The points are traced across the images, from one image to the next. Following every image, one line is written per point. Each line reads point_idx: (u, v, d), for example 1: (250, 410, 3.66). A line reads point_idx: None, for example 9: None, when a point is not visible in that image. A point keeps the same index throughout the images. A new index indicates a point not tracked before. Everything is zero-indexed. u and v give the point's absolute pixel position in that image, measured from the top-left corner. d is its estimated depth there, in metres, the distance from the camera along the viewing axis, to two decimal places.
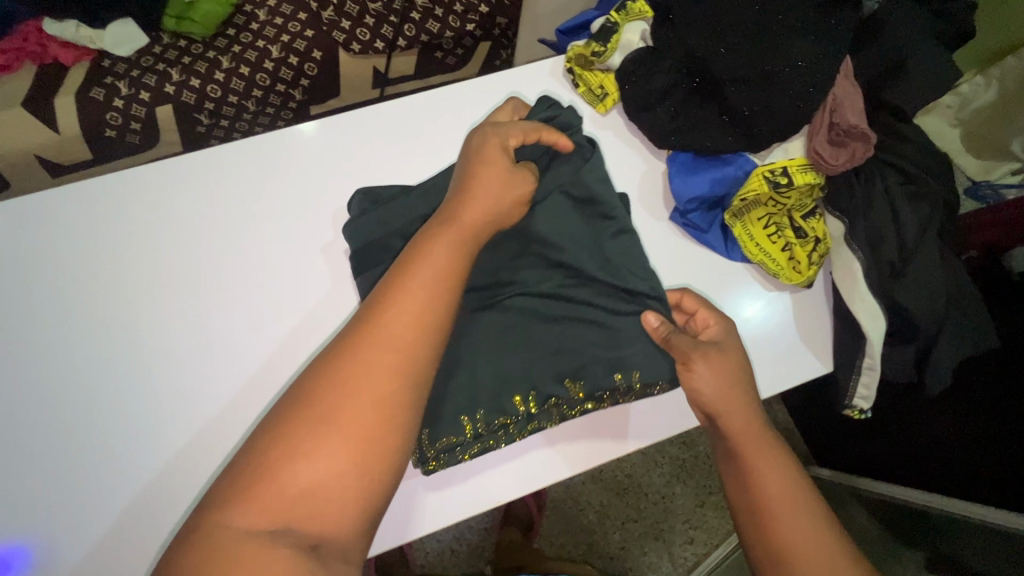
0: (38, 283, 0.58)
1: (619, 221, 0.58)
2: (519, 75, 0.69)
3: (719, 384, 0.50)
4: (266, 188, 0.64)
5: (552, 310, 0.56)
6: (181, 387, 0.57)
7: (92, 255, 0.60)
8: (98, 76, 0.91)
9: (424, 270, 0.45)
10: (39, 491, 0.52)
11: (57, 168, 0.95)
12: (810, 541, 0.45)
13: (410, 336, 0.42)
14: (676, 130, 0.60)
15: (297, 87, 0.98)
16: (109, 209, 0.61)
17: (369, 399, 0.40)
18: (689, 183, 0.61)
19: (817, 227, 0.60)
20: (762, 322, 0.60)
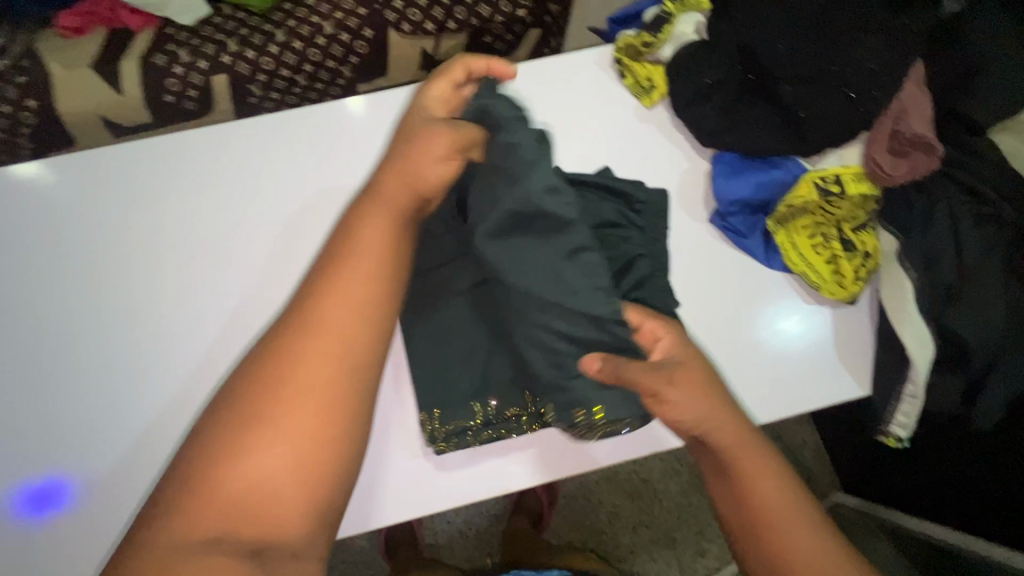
0: (61, 245, 0.60)
1: (574, 234, 0.48)
2: (563, 61, 0.66)
3: (700, 404, 0.46)
4: (281, 171, 0.63)
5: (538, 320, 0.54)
6: (211, 351, 0.58)
7: (135, 217, 0.61)
8: (162, 43, 0.94)
9: (373, 235, 0.43)
10: (53, 446, 0.54)
11: (120, 129, 1.00)
12: (810, 550, 0.44)
13: (360, 328, 0.41)
14: (723, 129, 0.58)
15: (346, 64, 0.99)
16: (130, 178, 0.62)
17: (312, 386, 0.39)
18: (733, 184, 0.58)
19: (867, 241, 0.56)
20: (789, 343, 0.58)
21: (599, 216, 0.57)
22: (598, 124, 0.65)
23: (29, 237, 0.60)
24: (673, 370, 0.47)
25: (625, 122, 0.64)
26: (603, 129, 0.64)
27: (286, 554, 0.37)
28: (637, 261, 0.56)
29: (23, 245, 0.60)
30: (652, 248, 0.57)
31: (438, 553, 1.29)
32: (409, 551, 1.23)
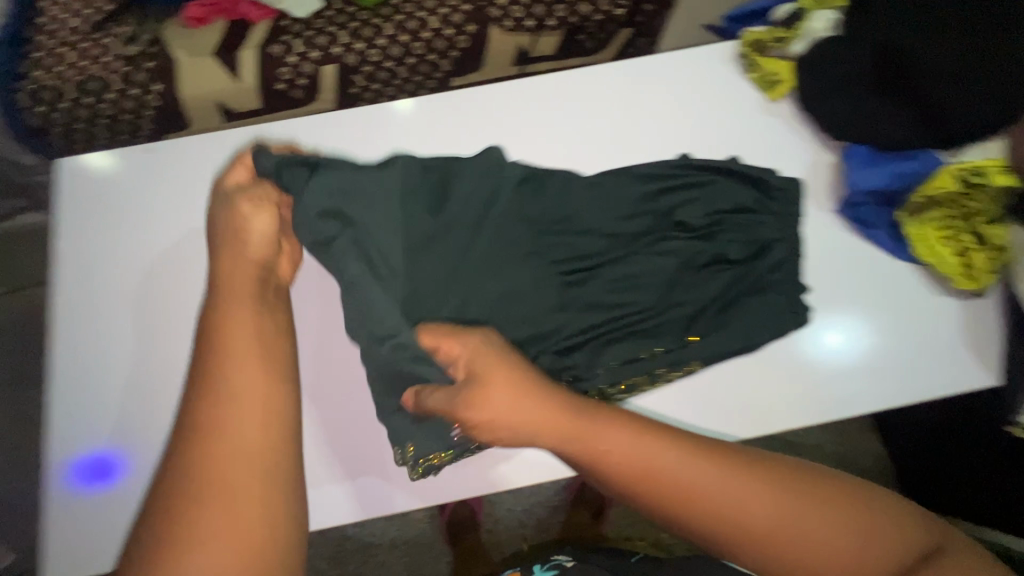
0: (150, 224, 0.68)
1: (315, 231, 0.58)
2: (686, 56, 0.69)
3: (530, 427, 0.47)
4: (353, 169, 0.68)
5: (676, 287, 0.61)
6: None
7: (177, 209, 0.68)
8: (278, 33, 1.00)
9: (240, 323, 0.50)
10: (124, 397, 0.63)
11: (231, 114, 1.06)
12: (766, 514, 0.42)
13: (260, 431, 0.44)
14: (853, 122, 0.60)
15: (445, 58, 1.03)
16: (173, 172, 0.69)
17: (239, 440, 0.43)
18: (867, 174, 0.60)
19: (993, 235, 0.57)
20: (844, 355, 0.60)
21: (735, 203, 0.62)
22: (721, 115, 0.67)
23: (127, 210, 0.68)
24: (476, 392, 0.49)
25: (749, 116, 0.67)
26: (726, 121, 0.67)
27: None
28: (772, 245, 0.60)
29: (118, 217, 0.68)
30: (786, 233, 0.61)
31: (497, 541, 1.31)
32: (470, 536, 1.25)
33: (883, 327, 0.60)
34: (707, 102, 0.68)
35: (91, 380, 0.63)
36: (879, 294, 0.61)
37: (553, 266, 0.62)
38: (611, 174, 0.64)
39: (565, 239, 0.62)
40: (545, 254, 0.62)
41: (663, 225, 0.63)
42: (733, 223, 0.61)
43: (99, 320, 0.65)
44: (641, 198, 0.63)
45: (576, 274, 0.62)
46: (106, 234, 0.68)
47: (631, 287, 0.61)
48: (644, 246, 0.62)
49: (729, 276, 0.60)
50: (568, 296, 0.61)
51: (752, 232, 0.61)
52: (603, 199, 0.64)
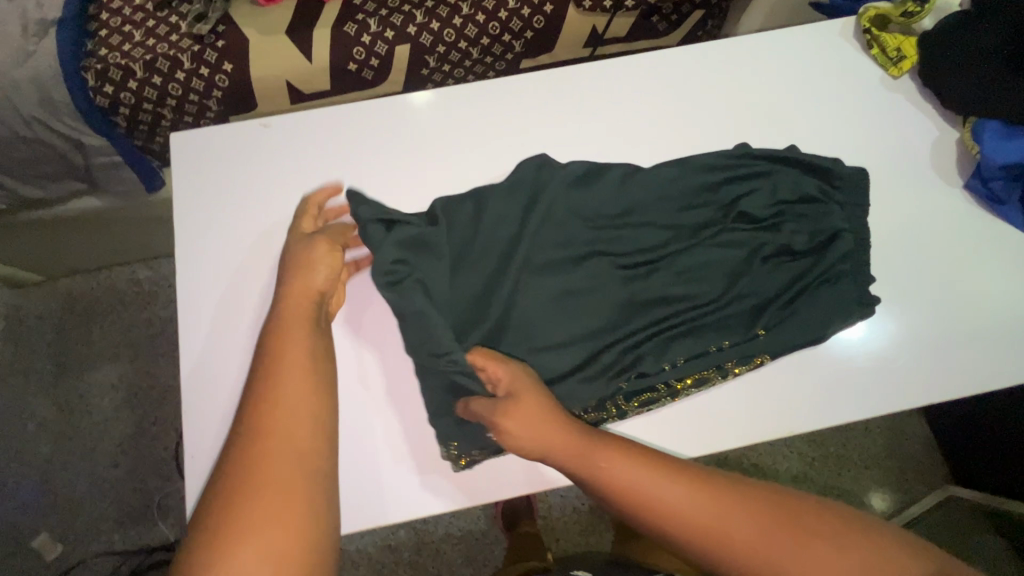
0: (232, 210, 0.66)
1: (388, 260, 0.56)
2: (804, 31, 0.69)
3: (557, 446, 0.51)
4: (416, 155, 0.67)
5: (738, 280, 0.58)
6: None
7: (252, 192, 0.66)
8: (352, 12, 0.98)
9: (296, 337, 0.53)
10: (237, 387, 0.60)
11: (298, 96, 1.04)
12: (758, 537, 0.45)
13: (302, 433, 0.48)
14: (988, 95, 0.60)
15: (519, 39, 1.02)
16: (245, 153, 0.67)
17: (280, 468, 0.45)
18: (1005, 148, 0.59)
19: None
20: (890, 338, 0.60)
21: (800, 192, 0.58)
22: (838, 90, 0.67)
23: (208, 200, 0.66)
24: (510, 408, 0.52)
25: (873, 92, 0.67)
26: (847, 95, 0.67)
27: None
28: (841, 234, 0.57)
29: (198, 207, 0.65)
30: (855, 223, 0.57)
31: (551, 527, 1.28)
32: (528, 523, 1.22)
33: (979, 305, 0.61)
34: (827, 79, 0.67)
35: (200, 375, 0.60)
36: (968, 277, 0.61)
37: (612, 260, 0.60)
38: (670, 164, 0.61)
39: (620, 234, 0.60)
40: (602, 248, 0.60)
41: (723, 218, 0.59)
42: (805, 210, 0.58)
43: (196, 313, 0.62)
44: (698, 189, 0.60)
45: (636, 268, 0.60)
46: (192, 223, 0.65)
47: (693, 279, 0.58)
48: (705, 238, 0.59)
49: (803, 264, 0.57)
50: (629, 290, 0.59)
51: (831, 214, 0.57)
52: (663, 188, 0.60)
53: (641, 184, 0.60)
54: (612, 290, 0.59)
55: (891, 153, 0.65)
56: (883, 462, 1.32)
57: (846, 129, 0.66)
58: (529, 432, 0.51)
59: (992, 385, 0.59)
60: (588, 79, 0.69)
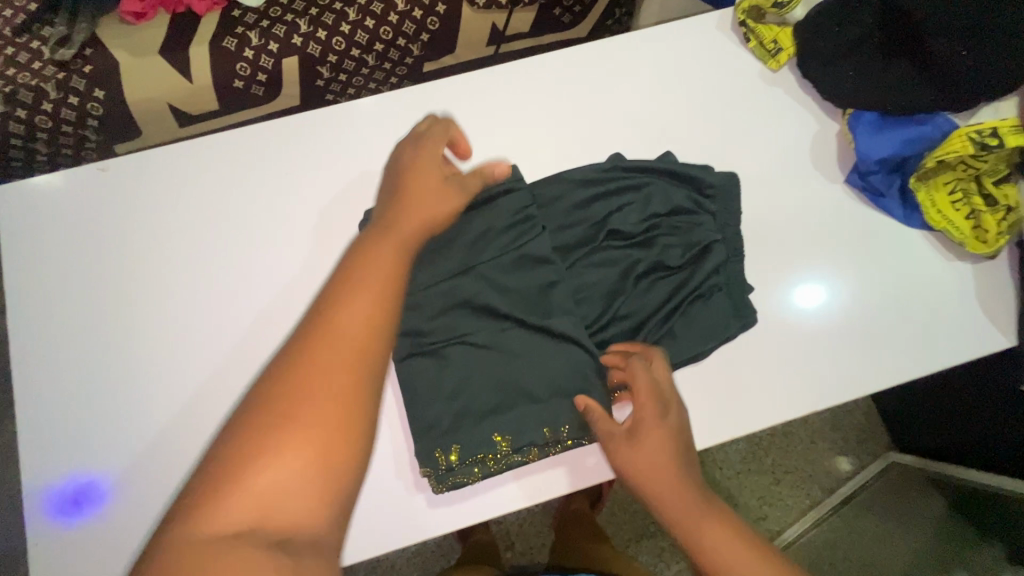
0: (90, 255, 0.63)
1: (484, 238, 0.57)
2: (682, 27, 0.66)
3: (650, 476, 0.49)
4: (300, 189, 0.65)
5: (617, 297, 0.58)
6: (181, 357, 0.60)
7: (111, 234, 0.63)
8: (231, 25, 0.91)
9: (381, 247, 0.46)
10: (91, 440, 0.58)
11: (185, 118, 0.98)
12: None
13: (361, 323, 0.41)
14: (857, 89, 0.58)
15: (416, 42, 0.97)
16: (103, 194, 0.64)
17: (326, 380, 0.39)
18: (876, 142, 0.58)
19: (1010, 194, 0.56)
20: (796, 330, 0.59)
21: (672, 204, 0.60)
22: (720, 86, 0.65)
23: (62, 244, 0.63)
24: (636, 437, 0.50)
25: (754, 88, 0.65)
26: (727, 93, 0.65)
27: (317, 551, 0.36)
28: (712, 246, 0.58)
29: (52, 255, 0.62)
30: (726, 233, 0.59)
31: (507, 532, 1.20)
32: (480, 535, 1.15)
33: (877, 298, 0.60)
34: (706, 75, 0.65)
35: (51, 427, 0.58)
36: (861, 271, 0.60)
37: (502, 283, 0.57)
38: (556, 178, 0.61)
39: (516, 256, 0.57)
40: (493, 269, 0.57)
41: (599, 234, 0.60)
42: (678, 222, 0.60)
43: (56, 366, 0.60)
44: (577, 208, 0.60)
45: (527, 289, 0.57)
46: (44, 269, 0.62)
47: (577, 301, 0.58)
48: (588, 257, 0.59)
49: (678, 277, 0.59)
50: (520, 314, 0.56)
51: (703, 224, 0.59)
52: (542, 206, 0.60)
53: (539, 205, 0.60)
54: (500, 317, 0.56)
55: (772, 152, 0.63)
56: (828, 436, 1.33)
57: (727, 129, 0.64)
58: (651, 457, 0.49)
59: (892, 382, 0.58)
60: (462, 95, 0.66)
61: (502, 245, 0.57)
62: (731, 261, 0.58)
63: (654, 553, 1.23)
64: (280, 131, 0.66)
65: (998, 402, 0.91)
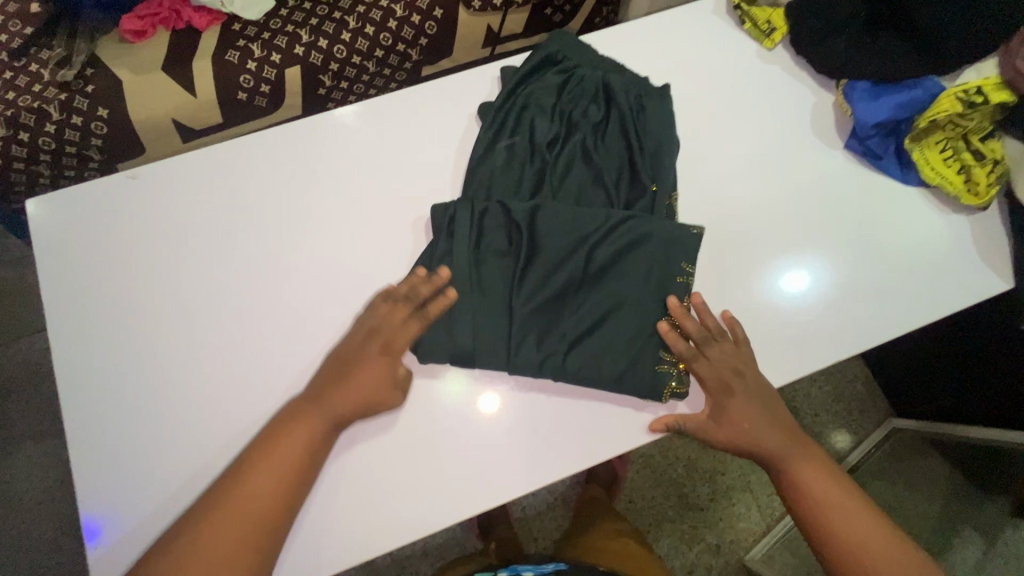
0: (119, 267, 0.62)
1: (492, 236, 0.60)
2: (680, 13, 0.70)
3: (745, 420, 0.56)
4: (321, 179, 0.64)
5: (602, 170, 0.63)
6: (222, 359, 0.60)
7: (138, 245, 0.63)
8: (232, 39, 0.93)
9: (299, 438, 0.54)
10: (136, 457, 0.57)
11: (189, 133, 0.98)
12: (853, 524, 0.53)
13: (293, 460, 0.53)
14: (850, 61, 0.63)
15: (415, 47, 0.99)
16: (126, 205, 0.64)
17: (252, 497, 0.51)
18: (873, 107, 0.62)
19: (996, 148, 0.61)
20: (812, 294, 0.62)
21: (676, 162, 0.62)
22: (719, 66, 0.68)
23: (82, 267, 0.62)
24: (733, 389, 0.57)
25: (752, 66, 0.69)
26: (728, 73, 0.68)
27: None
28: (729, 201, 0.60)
29: (80, 270, 0.62)
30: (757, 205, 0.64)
31: (529, 527, 1.20)
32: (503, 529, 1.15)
33: (884, 259, 0.63)
34: (706, 59, 0.69)
35: (91, 454, 0.57)
36: (867, 233, 0.64)
37: (539, 262, 0.60)
38: (482, 158, 0.63)
39: (520, 231, 0.60)
40: (518, 262, 0.60)
41: (542, 153, 0.64)
42: (571, 91, 0.66)
43: (94, 380, 0.59)
44: (520, 154, 0.64)
45: (550, 237, 0.60)
46: (68, 295, 0.61)
47: (585, 201, 0.63)
48: (553, 173, 0.63)
49: (614, 124, 0.65)
50: (576, 256, 0.60)
51: (585, 79, 0.66)
52: (490, 184, 0.63)
53: (501, 166, 0.63)
54: (555, 295, 0.59)
55: (775, 124, 0.67)
56: (831, 407, 1.36)
57: (731, 105, 0.67)
58: (746, 415, 0.56)
59: (894, 334, 0.62)
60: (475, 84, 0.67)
61: (500, 208, 0.60)
62: (646, 98, 0.64)
63: (675, 537, 1.25)
64: (293, 128, 0.65)
65: (991, 359, 0.95)
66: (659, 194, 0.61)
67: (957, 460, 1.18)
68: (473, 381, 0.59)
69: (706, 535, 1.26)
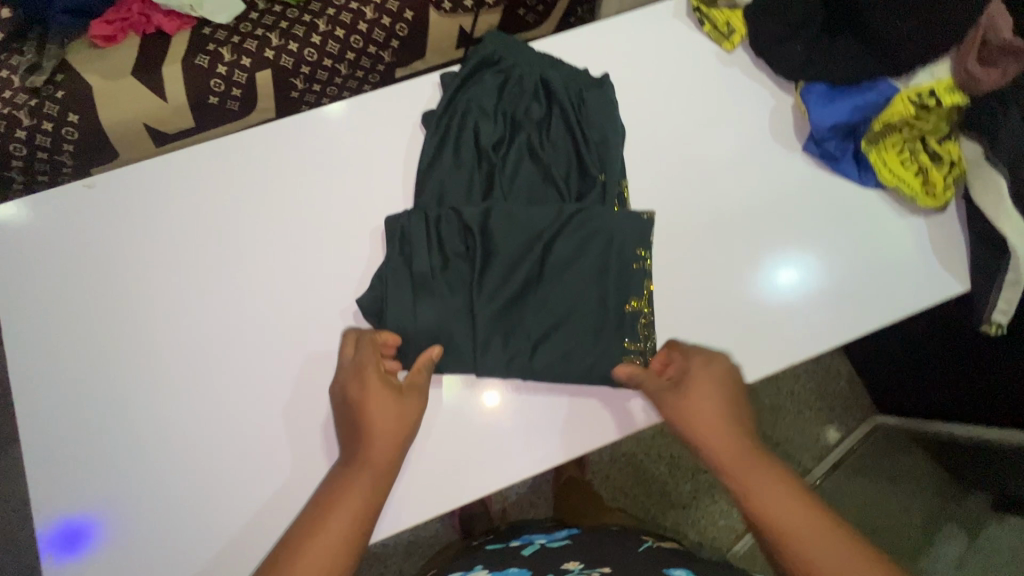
0: (69, 284, 0.62)
1: (446, 242, 0.60)
2: (640, 15, 0.70)
3: (706, 418, 0.54)
4: (271, 187, 0.64)
5: (551, 168, 0.63)
6: (176, 374, 0.60)
7: (87, 259, 0.62)
8: (202, 43, 0.93)
9: (352, 496, 0.51)
10: (95, 469, 0.59)
11: (162, 137, 0.98)
12: (820, 545, 0.45)
13: (343, 540, 0.49)
14: (807, 64, 0.63)
15: (386, 49, 0.99)
16: (71, 217, 0.62)
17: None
18: (829, 110, 0.62)
19: (952, 150, 0.61)
20: (782, 285, 0.63)
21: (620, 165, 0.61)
22: (680, 69, 0.68)
23: (40, 292, 0.62)
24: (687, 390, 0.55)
25: (711, 69, 0.68)
26: (685, 76, 0.68)
27: None
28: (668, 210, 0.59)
29: (28, 284, 0.61)
30: (707, 210, 0.65)
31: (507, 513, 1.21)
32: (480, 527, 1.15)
33: (847, 264, 0.63)
34: (666, 61, 0.68)
35: (54, 466, 0.58)
36: (825, 239, 0.64)
37: (496, 264, 0.59)
38: (431, 167, 0.63)
39: (474, 235, 0.59)
40: (475, 265, 0.59)
41: (489, 156, 0.63)
42: (511, 91, 0.65)
43: (54, 394, 0.60)
44: (472, 156, 0.63)
45: (505, 242, 0.59)
46: (26, 312, 0.61)
47: (537, 199, 0.63)
48: (502, 172, 0.63)
49: (557, 119, 0.64)
50: (531, 258, 0.59)
51: (524, 78, 0.64)
52: (440, 194, 0.62)
53: (453, 175, 0.62)
54: (513, 299, 0.59)
55: (735, 127, 0.67)
56: (815, 404, 1.35)
57: (690, 108, 0.67)
58: (709, 411, 0.54)
59: (856, 333, 0.62)
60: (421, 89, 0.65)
61: (452, 212, 0.60)
62: (587, 91, 0.63)
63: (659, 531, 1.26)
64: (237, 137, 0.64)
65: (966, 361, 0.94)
66: (608, 184, 0.61)
67: (938, 457, 1.18)
68: (467, 387, 0.59)
69: (688, 532, 1.27)
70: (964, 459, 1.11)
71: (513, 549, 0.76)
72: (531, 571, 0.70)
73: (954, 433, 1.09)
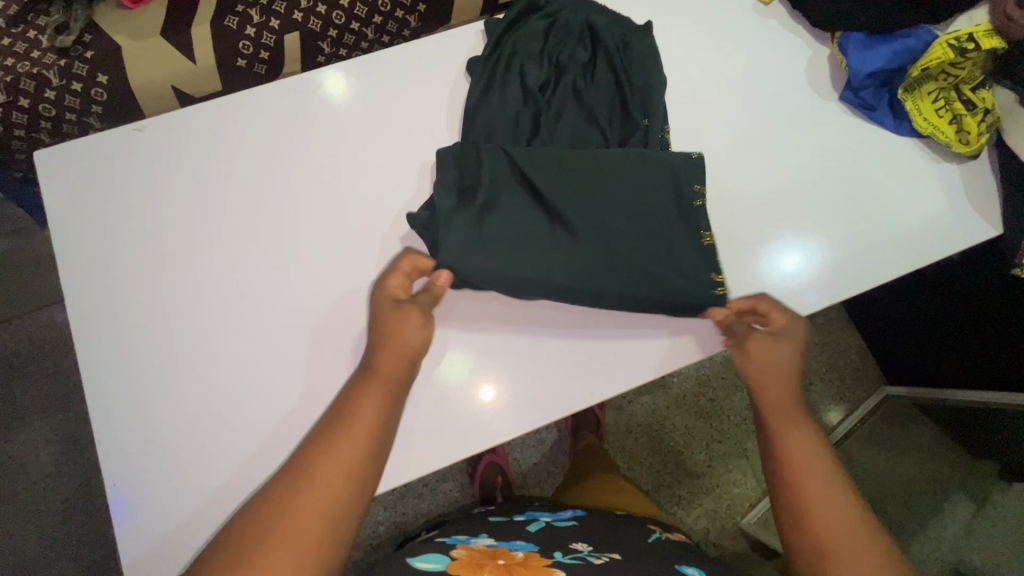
0: (122, 230, 0.62)
1: (493, 175, 0.60)
2: None
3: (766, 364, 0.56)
4: (319, 133, 0.65)
5: (594, 110, 0.64)
6: (229, 322, 0.61)
7: (140, 207, 0.63)
8: (231, 4, 0.93)
9: (366, 411, 0.52)
10: (152, 418, 0.59)
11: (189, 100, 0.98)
12: (835, 507, 0.50)
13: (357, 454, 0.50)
14: (845, 13, 0.64)
15: (413, 13, 1.00)
16: (124, 165, 0.63)
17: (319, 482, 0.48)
18: (866, 57, 0.64)
19: (986, 98, 0.62)
20: (785, 248, 0.64)
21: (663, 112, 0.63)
22: (716, 21, 0.69)
23: (88, 257, 0.61)
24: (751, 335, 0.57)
25: (747, 21, 0.69)
26: (721, 28, 0.69)
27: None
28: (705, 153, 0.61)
29: (77, 230, 0.62)
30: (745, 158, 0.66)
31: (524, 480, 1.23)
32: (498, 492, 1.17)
33: (879, 214, 0.65)
34: (703, 14, 0.69)
35: (111, 414, 0.59)
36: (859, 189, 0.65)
37: (543, 199, 0.59)
38: (479, 106, 0.64)
39: (521, 170, 0.60)
40: (521, 200, 0.60)
41: (535, 98, 0.65)
42: (557, 35, 0.66)
43: (106, 339, 0.60)
44: (518, 98, 0.65)
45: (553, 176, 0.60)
46: (76, 258, 0.61)
47: (581, 142, 0.64)
48: (547, 114, 0.64)
49: (602, 64, 0.65)
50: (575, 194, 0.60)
51: (570, 22, 0.66)
52: (486, 133, 0.63)
53: (500, 114, 0.64)
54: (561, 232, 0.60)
55: (771, 78, 0.68)
56: (825, 376, 1.32)
57: (727, 59, 0.68)
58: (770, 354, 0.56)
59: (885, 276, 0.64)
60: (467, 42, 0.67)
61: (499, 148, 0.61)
62: (631, 37, 0.65)
63: (674, 501, 1.28)
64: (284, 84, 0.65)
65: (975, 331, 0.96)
66: (652, 126, 0.62)
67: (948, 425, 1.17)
68: (474, 367, 0.60)
69: (703, 500, 1.28)
70: (974, 424, 1.11)
71: (518, 525, 0.75)
72: (561, 531, 0.71)
73: (967, 399, 1.08)
